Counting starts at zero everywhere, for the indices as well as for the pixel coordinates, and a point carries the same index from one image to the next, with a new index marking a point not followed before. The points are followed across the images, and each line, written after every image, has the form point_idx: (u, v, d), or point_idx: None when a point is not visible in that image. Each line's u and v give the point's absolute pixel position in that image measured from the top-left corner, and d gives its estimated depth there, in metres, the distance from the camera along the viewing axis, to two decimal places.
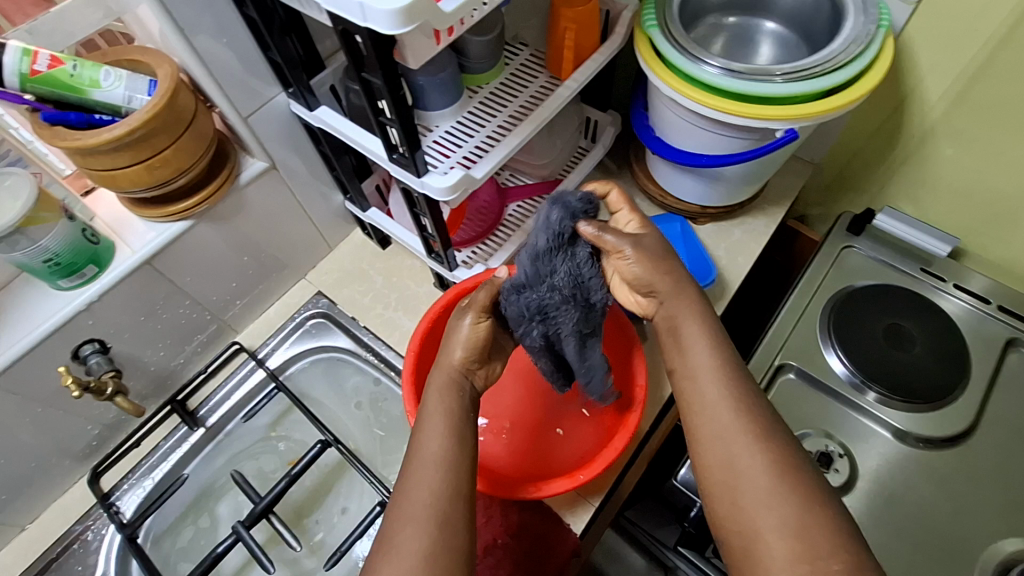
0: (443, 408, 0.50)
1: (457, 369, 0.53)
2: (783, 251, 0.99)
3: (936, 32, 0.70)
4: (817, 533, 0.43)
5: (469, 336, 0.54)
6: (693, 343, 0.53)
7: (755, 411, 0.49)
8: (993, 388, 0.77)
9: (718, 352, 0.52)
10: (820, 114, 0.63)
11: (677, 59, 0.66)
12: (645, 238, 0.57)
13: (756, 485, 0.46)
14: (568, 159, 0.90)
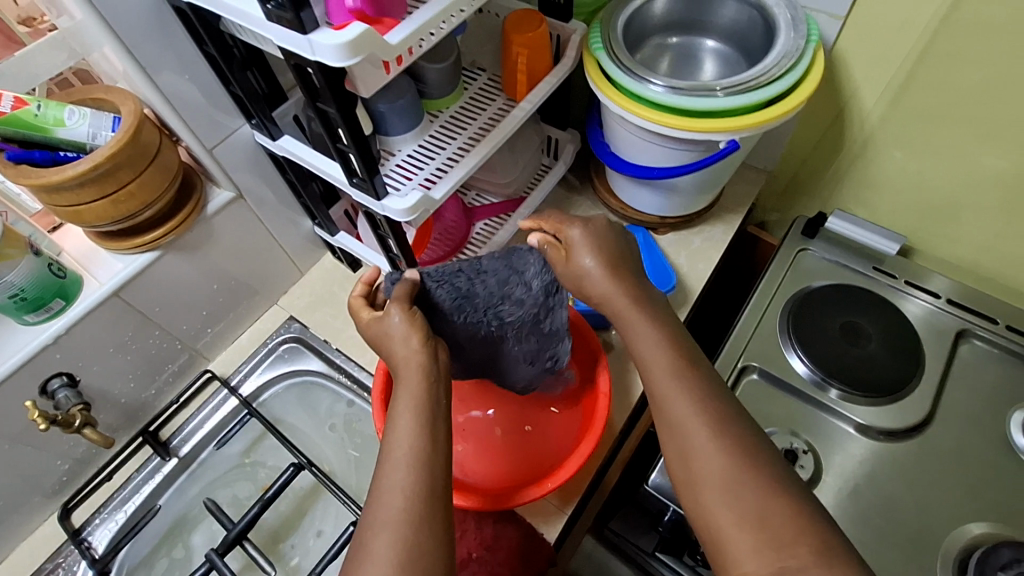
0: (411, 405, 0.50)
1: (417, 359, 0.53)
2: (742, 255, 1.03)
3: (866, 44, 0.74)
4: (777, 521, 0.44)
5: (409, 323, 0.55)
6: (642, 341, 0.56)
7: (710, 404, 0.51)
8: (948, 377, 0.80)
9: (668, 351, 0.55)
10: (760, 125, 0.66)
11: (624, 80, 0.69)
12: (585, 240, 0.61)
13: (714, 479, 0.47)
14: (531, 177, 0.94)
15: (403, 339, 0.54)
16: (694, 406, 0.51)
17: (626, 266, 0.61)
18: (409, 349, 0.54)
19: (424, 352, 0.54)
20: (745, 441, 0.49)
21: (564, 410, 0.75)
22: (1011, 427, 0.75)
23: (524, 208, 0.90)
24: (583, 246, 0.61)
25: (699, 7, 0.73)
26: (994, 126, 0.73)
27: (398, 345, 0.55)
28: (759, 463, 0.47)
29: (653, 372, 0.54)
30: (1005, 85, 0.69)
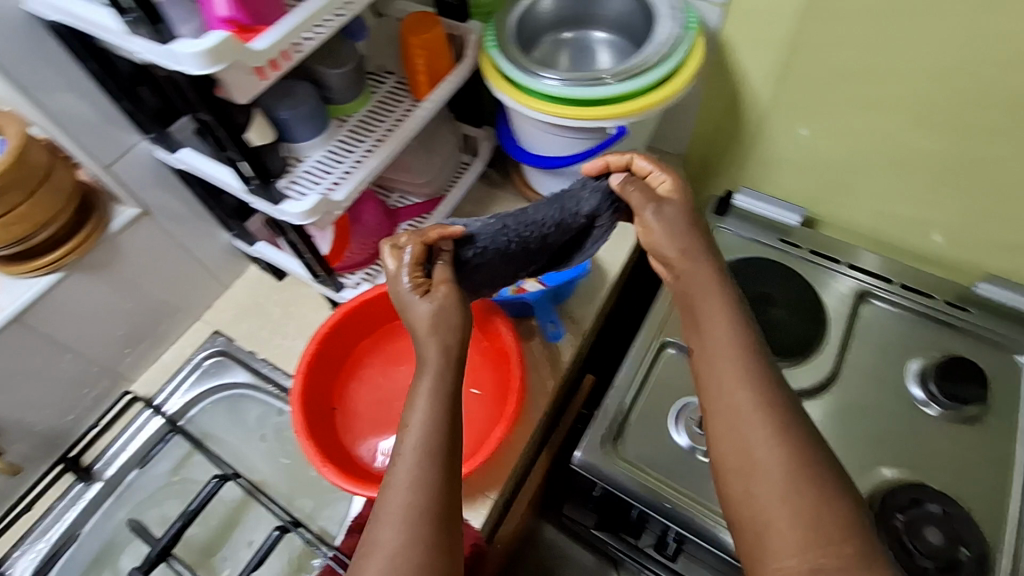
0: (427, 391, 0.50)
1: (445, 345, 0.53)
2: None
3: (747, 27, 0.78)
4: (829, 524, 0.45)
5: (455, 315, 0.55)
6: (713, 327, 0.55)
7: (774, 402, 0.51)
8: (851, 337, 0.84)
9: (734, 338, 0.54)
10: (645, 109, 0.70)
11: (519, 77, 0.71)
12: (671, 206, 0.61)
13: (771, 474, 0.48)
14: (451, 176, 0.96)
15: (434, 325, 0.54)
16: (756, 395, 0.51)
17: (708, 236, 0.61)
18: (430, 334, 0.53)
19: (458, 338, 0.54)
20: (804, 439, 0.49)
21: (482, 393, 0.77)
22: (906, 379, 0.80)
23: (444, 206, 0.93)
24: (676, 209, 0.61)
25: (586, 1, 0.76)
26: (870, 96, 0.78)
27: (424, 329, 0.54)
28: (815, 462, 0.48)
29: (718, 355, 0.54)
30: (873, 57, 0.74)
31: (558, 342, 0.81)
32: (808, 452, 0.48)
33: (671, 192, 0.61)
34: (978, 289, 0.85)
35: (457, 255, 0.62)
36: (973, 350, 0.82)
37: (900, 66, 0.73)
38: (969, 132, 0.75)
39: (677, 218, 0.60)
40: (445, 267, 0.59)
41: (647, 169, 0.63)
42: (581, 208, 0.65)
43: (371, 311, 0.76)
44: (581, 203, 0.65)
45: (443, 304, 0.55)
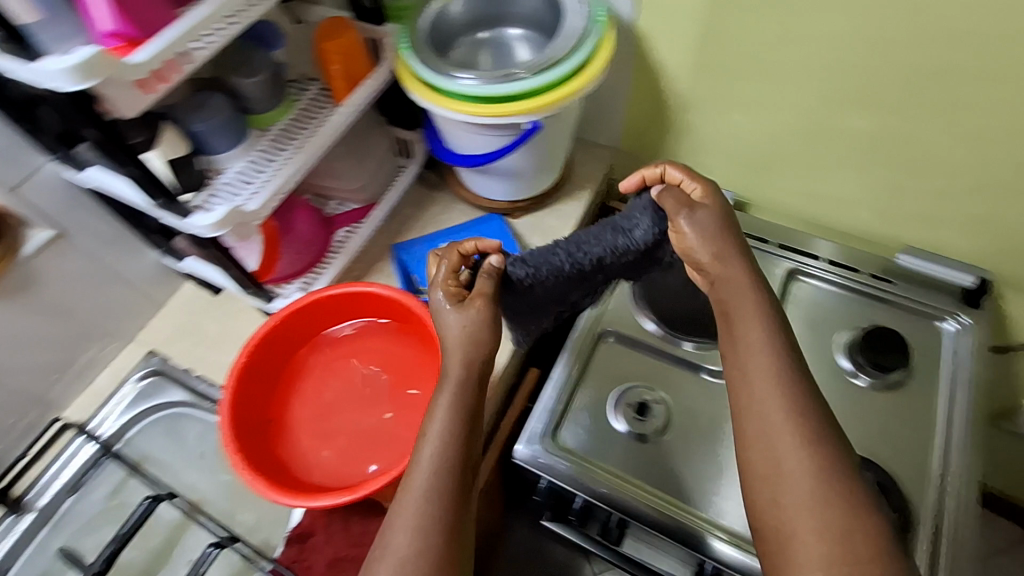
0: (444, 406, 0.56)
1: (470, 357, 0.59)
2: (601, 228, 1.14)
3: (657, 18, 0.80)
4: (856, 541, 0.47)
5: (486, 325, 0.60)
6: (749, 339, 0.56)
7: (806, 416, 0.52)
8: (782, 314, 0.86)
9: (771, 351, 0.55)
10: (562, 102, 0.71)
11: (436, 80, 0.70)
12: (700, 213, 0.62)
13: (801, 487, 0.49)
14: (386, 180, 0.95)
15: (462, 331, 0.60)
16: (785, 405, 0.52)
17: (742, 245, 0.61)
18: (454, 346, 0.59)
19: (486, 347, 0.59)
20: (835, 456, 0.50)
21: (420, 392, 0.74)
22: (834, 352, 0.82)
23: (378, 210, 0.92)
24: (704, 216, 0.62)
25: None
26: (780, 80, 0.79)
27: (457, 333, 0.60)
28: (842, 477, 0.49)
29: (753, 364, 0.55)
30: (778, 42, 0.75)
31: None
32: (836, 466, 0.49)
33: (705, 199, 0.63)
34: (899, 260, 0.87)
35: (509, 272, 0.65)
36: (897, 320, 0.84)
37: (805, 49, 0.75)
38: (875, 109, 0.77)
39: (711, 223, 0.61)
40: (487, 280, 0.63)
41: (678, 177, 0.65)
42: (631, 232, 0.66)
43: (300, 320, 0.76)
44: (635, 225, 0.66)
45: (476, 316, 0.60)
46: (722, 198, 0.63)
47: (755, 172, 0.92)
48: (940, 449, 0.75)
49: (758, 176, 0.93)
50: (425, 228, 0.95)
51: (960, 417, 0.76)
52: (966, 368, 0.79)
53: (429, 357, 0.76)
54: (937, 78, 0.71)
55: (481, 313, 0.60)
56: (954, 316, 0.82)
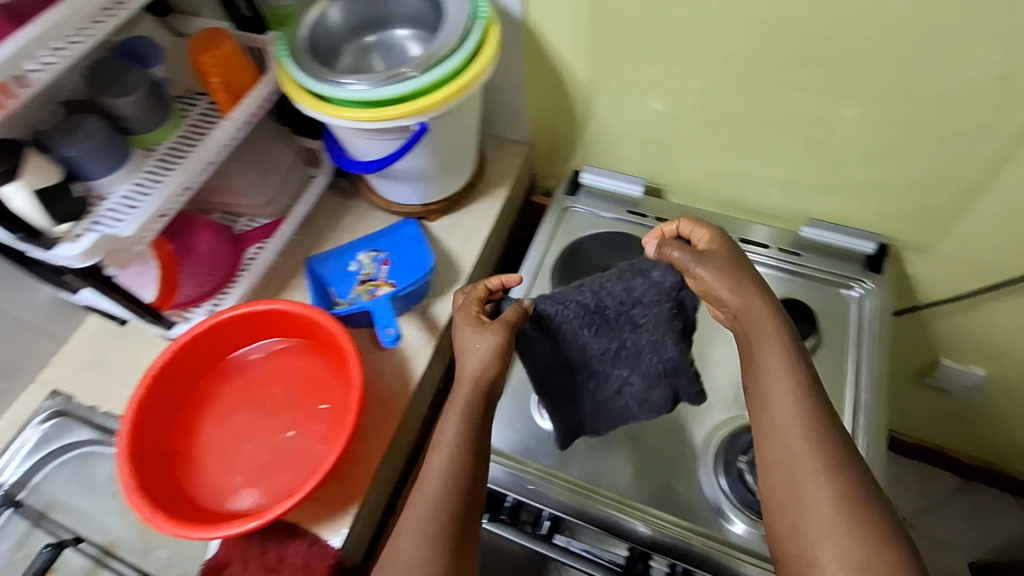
0: (450, 430, 0.59)
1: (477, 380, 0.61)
2: (526, 223, 1.14)
3: (545, 10, 0.79)
4: (880, 568, 0.48)
5: (500, 354, 0.61)
6: (770, 370, 0.58)
7: (826, 445, 0.53)
8: None
9: (794, 381, 0.57)
10: (455, 98, 0.70)
11: (326, 89, 0.68)
12: (714, 254, 0.64)
13: (823, 515, 0.51)
14: (294, 193, 0.92)
15: (476, 358, 0.61)
16: (806, 431, 0.54)
17: (762, 285, 0.63)
18: (470, 375, 0.61)
19: (494, 369, 0.61)
20: (854, 481, 0.52)
21: (331, 405, 0.73)
22: None
23: (286, 225, 0.90)
24: (716, 255, 0.64)
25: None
26: (671, 64, 0.80)
27: (476, 363, 0.61)
28: (865, 505, 0.51)
29: (772, 387, 0.57)
30: (663, 26, 0.76)
31: (393, 346, 0.76)
32: (853, 489, 0.51)
33: (718, 245, 0.65)
34: (802, 233, 0.90)
35: (533, 308, 0.66)
36: (806, 292, 0.87)
37: (688, 32, 0.75)
38: (763, 87, 0.78)
39: (725, 260, 0.63)
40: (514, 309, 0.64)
41: (690, 229, 0.67)
42: (651, 273, 0.66)
43: (202, 346, 0.73)
44: (652, 265, 0.67)
45: (494, 345, 0.61)
46: (730, 240, 0.65)
47: (663, 156, 0.93)
48: (851, 413, 0.77)
49: (667, 161, 0.93)
50: (340, 237, 0.93)
51: (867, 381, 0.79)
52: (870, 332, 0.83)
53: (338, 369, 0.75)
54: (814, 53, 0.72)
55: (495, 340, 0.61)
56: (859, 283, 0.86)
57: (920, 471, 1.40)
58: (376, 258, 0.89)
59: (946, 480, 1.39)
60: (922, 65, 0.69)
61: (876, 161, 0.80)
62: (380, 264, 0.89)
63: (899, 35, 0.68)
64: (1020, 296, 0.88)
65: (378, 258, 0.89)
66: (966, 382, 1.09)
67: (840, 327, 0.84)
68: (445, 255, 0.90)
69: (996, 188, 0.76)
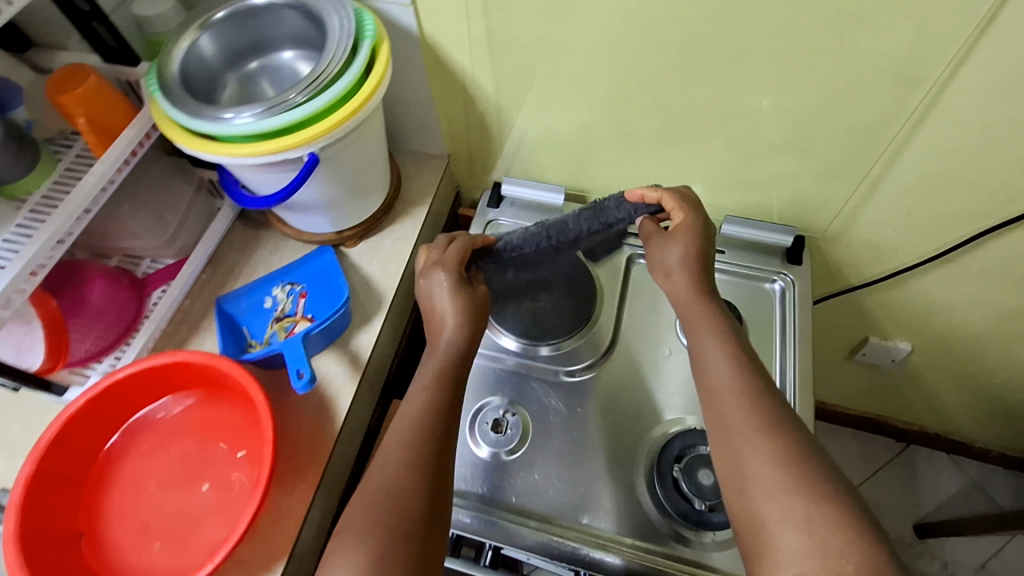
0: (406, 428, 0.60)
1: (444, 320, 0.69)
2: (456, 235, 1.11)
3: (442, 25, 0.76)
4: (826, 529, 0.47)
5: (460, 301, 0.69)
6: (711, 352, 0.62)
7: (761, 410, 0.56)
8: (627, 299, 0.86)
9: (729, 355, 0.61)
10: (352, 121, 0.66)
11: (210, 127, 0.62)
12: (687, 222, 0.70)
13: (763, 476, 0.52)
14: (198, 229, 0.87)
15: (441, 300, 0.70)
16: (739, 399, 0.58)
17: (710, 265, 0.70)
18: (436, 316, 0.70)
19: (456, 313, 0.69)
20: (797, 450, 0.53)
21: (248, 454, 0.69)
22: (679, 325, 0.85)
23: (188, 265, 0.85)
24: (685, 230, 0.70)
25: (253, 24, 0.71)
26: (574, 69, 0.78)
27: (439, 306, 0.70)
28: (806, 471, 0.51)
29: (708, 364, 0.62)
30: (560, 32, 0.74)
31: (308, 391, 0.70)
32: (797, 457, 0.52)
33: (682, 223, 0.71)
34: (723, 231, 0.90)
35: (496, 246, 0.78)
36: (731, 289, 0.87)
37: (585, 37, 0.73)
38: (667, 88, 0.77)
39: (686, 245, 0.69)
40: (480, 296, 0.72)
41: (672, 205, 0.72)
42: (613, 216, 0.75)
43: (98, 409, 0.68)
44: (611, 211, 0.75)
45: (456, 292, 0.70)
46: (705, 220, 0.71)
47: (582, 160, 0.91)
48: None
49: (586, 167, 0.92)
50: (253, 271, 0.88)
51: (793, 374, 0.80)
52: (793, 325, 0.84)
53: (252, 417, 0.71)
54: (710, 53, 0.71)
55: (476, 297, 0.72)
56: (780, 275, 0.87)
57: (863, 439, 1.45)
58: (292, 291, 0.85)
59: (888, 446, 1.44)
60: (814, 60, 0.69)
61: (785, 154, 0.81)
62: (296, 297, 0.84)
63: (790, 36, 0.67)
64: (932, 273, 0.91)
65: (294, 291, 0.85)
66: (895, 357, 1.13)
67: (765, 321, 0.85)
68: (365, 281, 0.86)
69: (897, 174, 0.78)
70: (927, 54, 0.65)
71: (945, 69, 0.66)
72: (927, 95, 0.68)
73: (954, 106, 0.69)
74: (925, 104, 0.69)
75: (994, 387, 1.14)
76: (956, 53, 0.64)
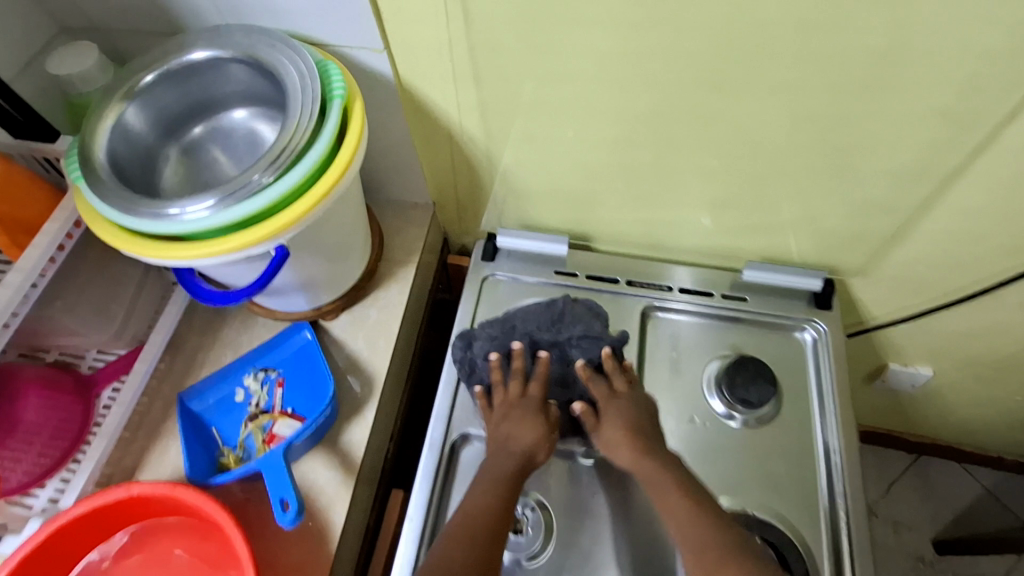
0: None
1: (520, 460, 0.67)
2: (447, 283, 1.01)
3: (423, 70, 0.65)
4: None
5: (537, 440, 0.68)
6: (675, 514, 0.63)
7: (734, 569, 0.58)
8: (645, 362, 0.80)
9: (695, 513, 0.62)
10: (327, 199, 0.54)
11: (155, 227, 0.50)
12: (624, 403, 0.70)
13: None
14: (150, 316, 0.76)
15: (519, 440, 0.68)
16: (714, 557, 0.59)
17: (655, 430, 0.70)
18: (507, 454, 0.68)
19: (540, 453, 0.68)
20: None
21: None
22: (704, 386, 0.77)
23: (140, 362, 0.73)
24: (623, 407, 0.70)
25: (197, 82, 0.59)
26: (575, 118, 0.68)
27: (514, 446, 0.68)
28: None
29: (672, 516, 0.63)
30: (560, 79, 0.64)
31: (296, 526, 0.60)
32: None
33: (627, 395, 0.71)
34: (744, 276, 0.81)
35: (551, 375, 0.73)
36: (758, 341, 0.80)
37: (589, 84, 0.64)
38: (683, 135, 0.68)
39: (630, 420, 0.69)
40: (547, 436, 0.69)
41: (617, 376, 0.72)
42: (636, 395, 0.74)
43: (42, 561, 0.57)
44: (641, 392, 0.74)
45: (536, 434, 0.68)
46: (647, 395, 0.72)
47: (585, 207, 0.82)
48: (826, 479, 0.72)
49: (591, 212, 0.83)
50: (220, 356, 0.77)
51: (836, 437, 0.73)
52: (830, 380, 0.76)
53: (227, 551, 0.60)
54: (733, 98, 0.62)
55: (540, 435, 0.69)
56: (811, 324, 0.79)
57: (875, 452, 1.41)
58: (266, 379, 0.74)
59: (900, 458, 1.41)
60: (853, 102, 0.61)
61: (813, 198, 0.72)
62: (272, 387, 0.73)
63: (828, 76, 0.58)
64: (967, 308, 0.84)
65: (270, 378, 0.74)
66: (916, 381, 1.08)
67: (798, 377, 0.77)
68: (351, 362, 0.76)
69: (936, 217, 0.70)
70: (982, 97, 0.57)
71: (1002, 112, 0.58)
72: (978, 138, 0.61)
73: (1009, 150, 0.61)
74: (974, 148, 0.62)
75: (1017, 406, 1.10)
76: (1017, 95, 0.56)
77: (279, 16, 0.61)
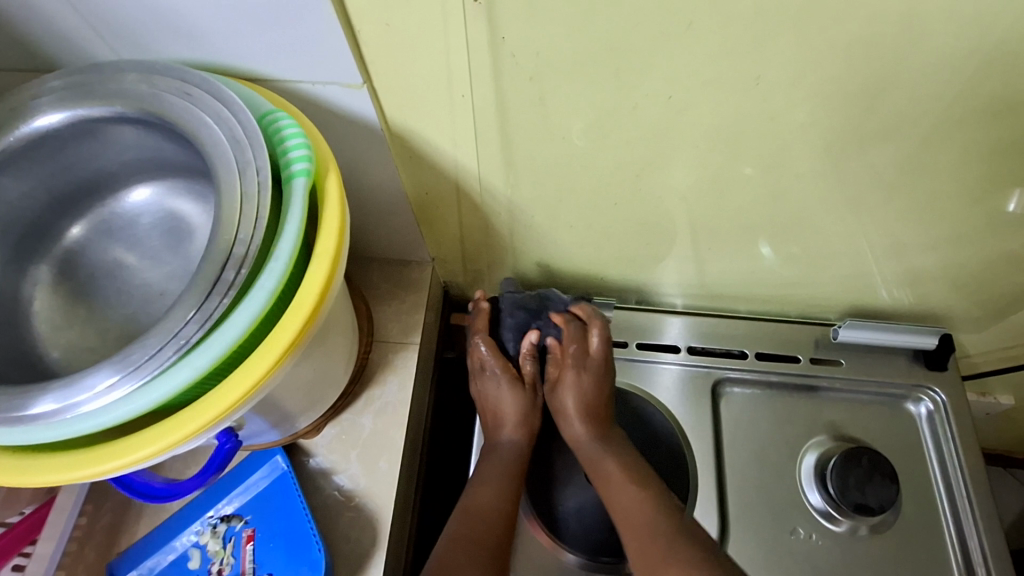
0: None
1: (518, 438, 0.60)
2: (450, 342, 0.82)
3: (423, 107, 0.45)
4: None
5: (529, 401, 0.61)
6: (611, 476, 0.55)
7: (654, 498, 0.53)
8: (725, 456, 0.62)
9: (626, 464, 0.56)
10: (300, 346, 0.34)
11: (12, 437, 0.31)
12: (580, 372, 0.59)
13: (670, 552, 0.48)
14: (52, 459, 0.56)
15: (511, 414, 0.60)
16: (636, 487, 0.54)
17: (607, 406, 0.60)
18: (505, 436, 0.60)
19: (534, 414, 0.61)
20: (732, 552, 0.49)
21: None
22: (800, 481, 0.61)
23: (44, 542, 0.52)
24: (581, 376, 0.59)
25: (68, 155, 0.39)
26: (639, 166, 0.49)
27: (512, 424, 0.60)
28: None
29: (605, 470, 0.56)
30: (627, 119, 0.44)
31: None
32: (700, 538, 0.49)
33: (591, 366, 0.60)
34: (838, 336, 0.65)
35: (524, 320, 0.63)
36: (859, 417, 0.64)
37: (669, 126, 0.44)
38: (790, 183, 0.49)
39: (584, 389, 0.59)
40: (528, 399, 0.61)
41: (582, 334, 0.61)
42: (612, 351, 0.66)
43: None
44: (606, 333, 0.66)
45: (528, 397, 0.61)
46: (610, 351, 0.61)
47: (636, 263, 0.63)
48: None
49: (641, 268, 0.64)
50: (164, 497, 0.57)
51: (977, 540, 0.59)
52: (958, 469, 0.61)
53: None
54: (869, 139, 0.44)
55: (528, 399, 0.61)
56: (925, 394, 0.64)
57: None
58: (230, 532, 0.54)
59: None
60: None
61: (948, 252, 0.55)
62: (239, 544, 0.54)
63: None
64: None
65: (234, 531, 0.54)
66: None
67: (917, 466, 0.62)
68: (343, 496, 0.57)
69: None
70: None
71: None
72: None
73: None
74: None
75: None
76: None
77: (198, 37, 0.40)
